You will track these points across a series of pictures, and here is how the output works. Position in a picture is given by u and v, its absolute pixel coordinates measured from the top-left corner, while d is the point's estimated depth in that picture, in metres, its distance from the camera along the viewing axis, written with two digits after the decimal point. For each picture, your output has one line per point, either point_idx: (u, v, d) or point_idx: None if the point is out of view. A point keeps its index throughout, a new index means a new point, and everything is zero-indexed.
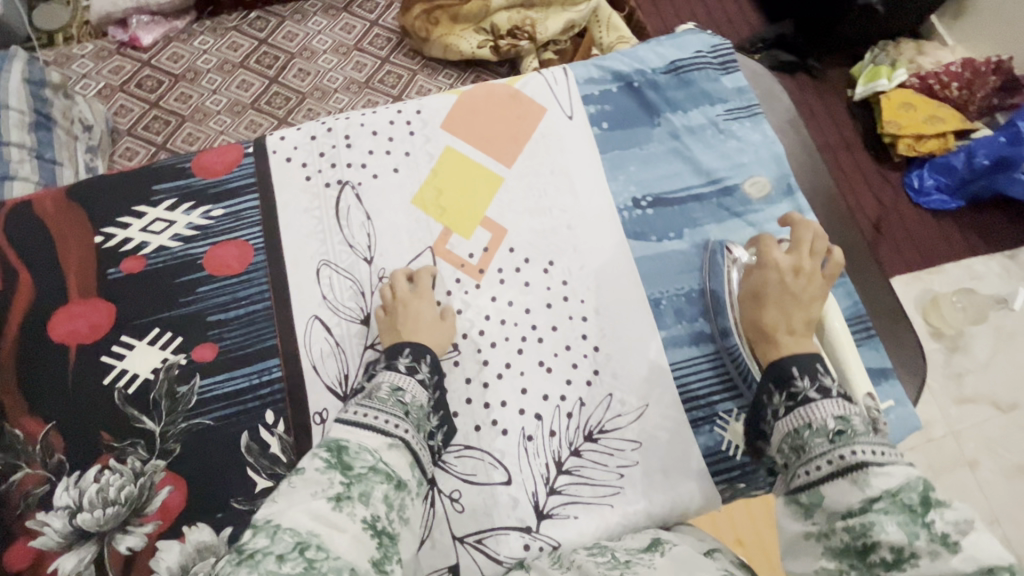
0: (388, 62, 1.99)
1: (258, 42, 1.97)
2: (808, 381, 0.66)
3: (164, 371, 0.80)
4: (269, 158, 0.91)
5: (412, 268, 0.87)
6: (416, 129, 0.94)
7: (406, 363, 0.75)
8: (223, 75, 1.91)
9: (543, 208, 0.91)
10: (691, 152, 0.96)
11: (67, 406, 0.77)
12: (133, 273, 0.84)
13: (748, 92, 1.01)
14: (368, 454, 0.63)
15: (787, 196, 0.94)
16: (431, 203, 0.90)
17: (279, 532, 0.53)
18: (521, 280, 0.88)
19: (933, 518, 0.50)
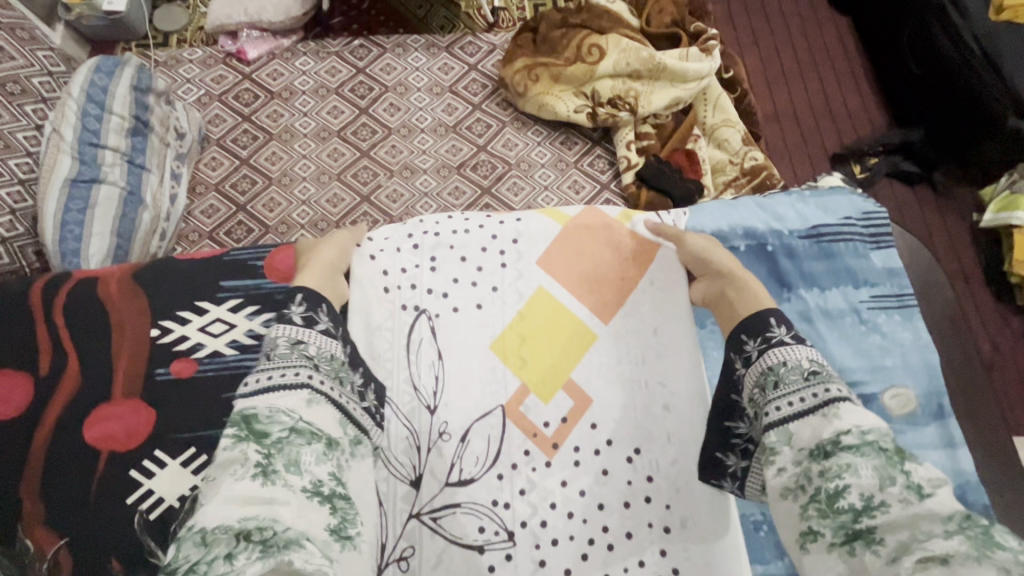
0: (480, 109, 1.91)
1: (356, 71, 1.94)
2: (783, 330, 0.70)
3: (190, 500, 0.72)
4: (346, 263, 0.82)
5: (477, 427, 0.76)
6: (509, 260, 0.84)
7: (302, 315, 0.71)
8: (316, 99, 1.88)
9: (637, 381, 0.79)
10: (822, 342, 0.81)
11: (85, 519, 0.71)
12: (181, 377, 0.77)
13: (901, 275, 0.85)
14: (284, 418, 0.60)
15: (936, 419, 0.78)
16: (511, 352, 0.80)
17: (208, 536, 0.49)
18: (599, 466, 0.75)
19: (910, 469, 0.54)
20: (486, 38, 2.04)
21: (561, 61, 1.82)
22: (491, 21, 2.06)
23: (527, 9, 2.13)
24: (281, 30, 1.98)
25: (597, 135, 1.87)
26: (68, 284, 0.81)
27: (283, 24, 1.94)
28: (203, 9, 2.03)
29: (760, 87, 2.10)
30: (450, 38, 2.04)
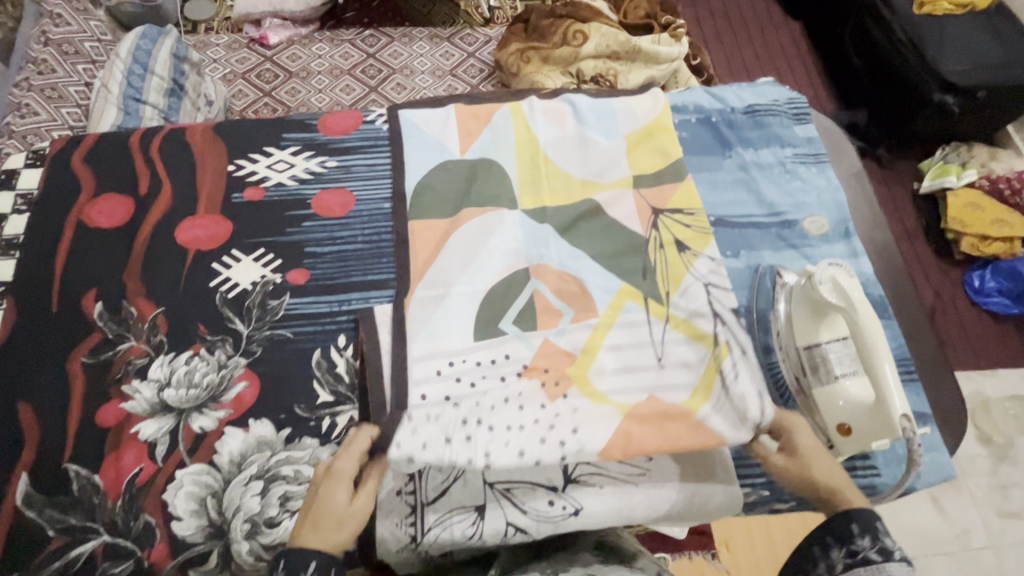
0: (478, 89, 2.18)
1: (367, 56, 2.21)
2: (869, 541, 0.67)
3: (260, 284, 0.91)
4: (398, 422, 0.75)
5: (512, 345, 0.84)
6: (527, 395, 0.79)
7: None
8: (331, 80, 2.13)
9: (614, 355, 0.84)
10: (756, 184, 1.04)
11: (175, 298, 0.89)
12: (252, 200, 0.97)
13: (818, 142, 1.09)
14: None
15: (844, 238, 1.00)
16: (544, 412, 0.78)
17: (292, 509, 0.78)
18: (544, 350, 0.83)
19: None
20: (482, 32, 2.33)
21: (549, 45, 2.08)
22: (488, 17, 2.37)
23: (518, 9, 2.43)
24: (300, 20, 2.25)
25: None
26: (159, 135, 1.01)
27: (302, 14, 2.21)
28: (229, 3, 2.31)
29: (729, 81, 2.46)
30: (450, 30, 2.32)
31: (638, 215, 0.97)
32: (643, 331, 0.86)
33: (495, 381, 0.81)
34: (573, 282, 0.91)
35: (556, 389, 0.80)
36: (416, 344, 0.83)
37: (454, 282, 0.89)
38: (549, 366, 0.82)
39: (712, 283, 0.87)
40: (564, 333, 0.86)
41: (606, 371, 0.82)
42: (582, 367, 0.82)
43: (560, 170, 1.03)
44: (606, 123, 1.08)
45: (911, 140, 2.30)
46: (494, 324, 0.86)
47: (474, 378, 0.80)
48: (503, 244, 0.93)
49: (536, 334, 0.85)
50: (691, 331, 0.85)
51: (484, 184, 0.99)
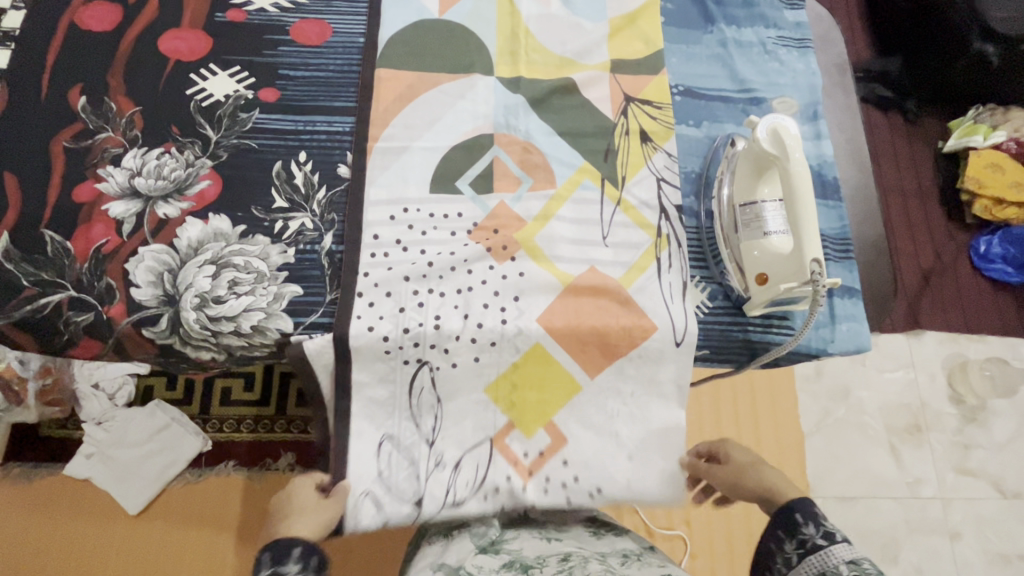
0: None
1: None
2: (813, 527, 0.72)
3: (233, 98, 0.95)
4: (355, 275, 0.87)
5: (463, 207, 0.92)
6: (473, 263, 0.88)
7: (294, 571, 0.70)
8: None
9: (561, 233, 0.91)
10: (733, 61, 1.03)
11: (153, 100, 0.94)
12: (234, 21, 1.00)
13: (806, 28, 1.07)
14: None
15: (810, 120, 0.99)
16: (492, 278, 0.88)
17: (239, 294, 0.85)
18: (486, 228, 0.91)
19: None
20: None
21: None
22: None
23: None
24: None
25: None
26: None
27: None
28: None
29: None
30: None
31: (610, 100, 0.99)
32: (597, 210, 0.93)
33: (445, 234, 0.90)
34: (536, 155, 0.96)
35: (504, 251, 0.89)
36: (374, 189, 0.92)
37: (419, 134, 0.95)
38: (497, 227, 0.91)
39: (664, 179, 0.95)
40: (518, 200, 0.93)
41: (552, 239, 0.90)
42: (529, 230, 0.91)
43: (539, 46, 1.02)
44: (592, 0, 1.05)
45: (941, 94, 2.19)
46: (450, 182, 0.93)
47: (425, 228, 0.90)
48: (471, 108, 0.98)
49: (491, 197, 0.92)
50: (638, 219, 0.93)
51: (460, 38, 1.02)
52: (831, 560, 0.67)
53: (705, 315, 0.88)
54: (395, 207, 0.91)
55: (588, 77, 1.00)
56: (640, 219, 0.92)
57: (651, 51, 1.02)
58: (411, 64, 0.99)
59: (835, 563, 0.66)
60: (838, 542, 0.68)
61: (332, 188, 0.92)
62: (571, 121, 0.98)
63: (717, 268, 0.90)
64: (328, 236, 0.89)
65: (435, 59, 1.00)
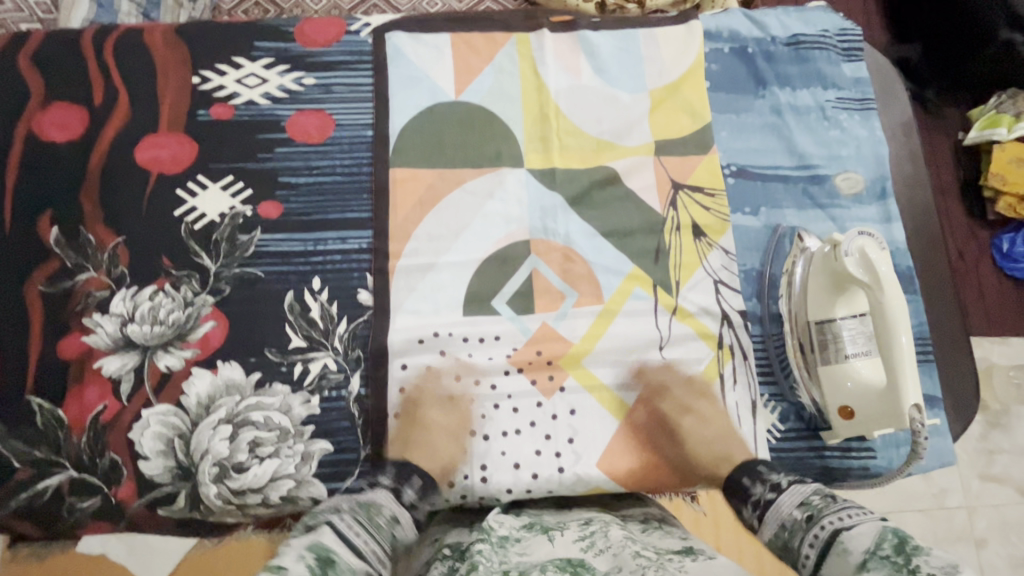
0: None
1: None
2: (762, 486, 0.70)
3: (229, 217, 0.83)
4: (389, 422, 0.78)
5: (502, 331, 0.83)
6: (518, 400, 0.80)
7: (408, 496, 0.70)
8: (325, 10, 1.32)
9: (612, 355, 0.82)
10: (789, 131, 0.92)
11: (137, 226, 0.82)
12: (220, 119, 0.86)
13: (866, 84, 0.95)
14: (350, 573, 0.53)
15: (878, 199, 0.89)
16: (540, 418, 0.80)
17: (261, 458, 0.75)
18: (527, 356, 0.82)
19: (916, 563, 0.50)
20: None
21: None
22: None
23: None
24: None
25: None
26: (114, 36, 0.88)
27: None
28: None
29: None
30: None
31: (656, 189, 0.89)
32: (652, 323, 0.84)
33: (485, 363, 0.81)
34: (579, 261, 0.86)
35: (551, 384, 0.81)
36: (403, 315, 0.82)
37: (447, 243, 0.85)
38: (541, 350, 0.82)
39: (721, 281, 0.85)
40: (563, 317, 0.84)
41: (601, 363, 0.82)
42: (577, 355, 0.82)
43: (572, 127, 0.90)
44: (627, 67, 0.92)
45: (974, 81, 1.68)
46: (485, 299, 0.83)
47: (461, 356, 0.81)
48: (502, 209, 0.87)
49: (533, 318, 0.83)
50: (697, 329, 0.83)
51: (480, 124, 0.89)
52: (785, 511, 0.65)
53: (778, 441, 0.80)
54: (426, 334, 0.82)
55: (630, 164, 0.89)
56: (700, 331, 0.83)
57: (698, 125, 0.91)
58: (429, 159, 0.87)
59: (788, 512, 0.64)
60: (785, 492, 0.67)
61: (354, 318, 0.81)
62: (613, 217, 0.88)
63: (787, 384, 0.82)
64: (356, 377, 0.80)
65: (456, 151, 0.88)
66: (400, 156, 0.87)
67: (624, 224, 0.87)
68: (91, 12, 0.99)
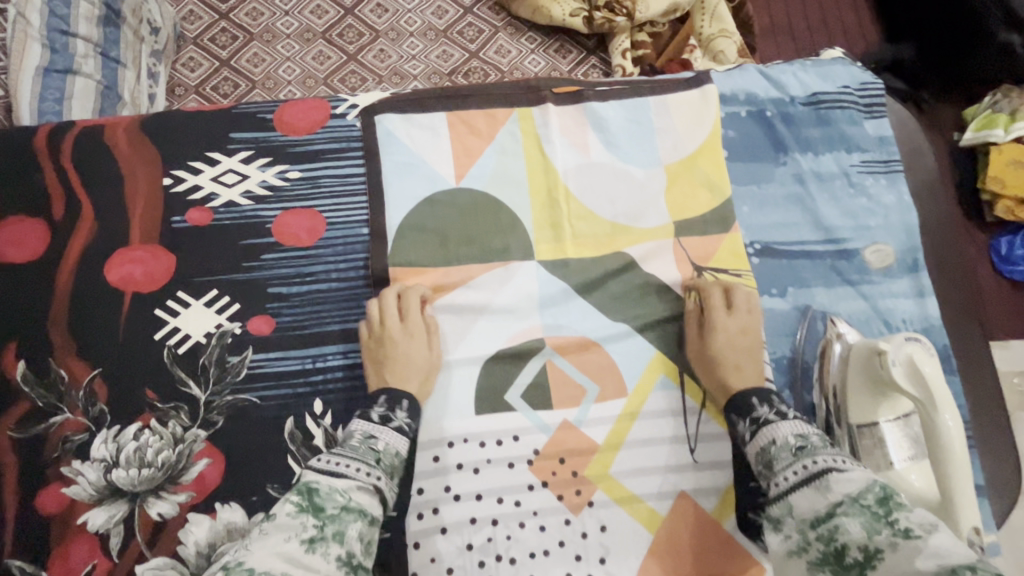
0: (472, 14, 1.33)
1: (343, 10, 1.30)
2: (766, 408, 0.71)
3: (217, 336, 0.75)
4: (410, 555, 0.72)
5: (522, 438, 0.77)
6: (544, 517, 0.74)
7: (380, 412, 0.71)
8: (302, 47, 1.26)
9: (641, 460, 0.77)
10: (813, 202, 0.86)
11: (115, 355, 0.74)
12: (198, 226, 0.78)
13: (891, 143, 0.89)
14: (340, 495, 0.60)
15: (909, 272, 0.85)
16: (569, 536, 0.74)
17: None
18: (551, 467, 0.76)
19: (898, 518, 0.52)
20: None
21: None
22: None
23: None
24: None
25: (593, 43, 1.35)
26: (72, 134, 0.80)
27: None
28: None
29: (785, 23, 1.57)
30: None
31: (677, 274, 0.83)
32: (681, 422, 0.78)
33: (505, 473, 0.75)
34: (598, 355, 0.80)
35: (578, 498, 0.76)
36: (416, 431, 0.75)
37: (455, 343, 0.78)
38: (564, 455, 0.76)
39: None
40: (585, 416, 0.78)
41: (629, 467, 0.77)
42: (602, 461, 0.77)
43: (584, 210, 0.84)
44: (638, 140, 0.86)
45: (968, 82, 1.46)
46: (500, 401, 0.77)
47: (478, 466, 0.75)
48: (514, 304, 0.80)
49: (551, 413, 0.77)
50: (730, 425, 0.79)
51: (485, 213, 0.82)
52: (780, 435, 0.67)
53: None
54: (439, 446, 0.75)
55: (648, 248, 0.83)
56: None
57: (718, 200, 0.85)
58: (433, 255, 0.80)
59: (783, 436, 0.67)
60: (784, 421, 0.68)
61: None
62: (635, 308, 0.82)
63: None
64: None
65: (461, 244, 0.81)
66: (400, 254, 0.80)
67: (647, 315, 0.81)
68: (46, 58, 1.03)
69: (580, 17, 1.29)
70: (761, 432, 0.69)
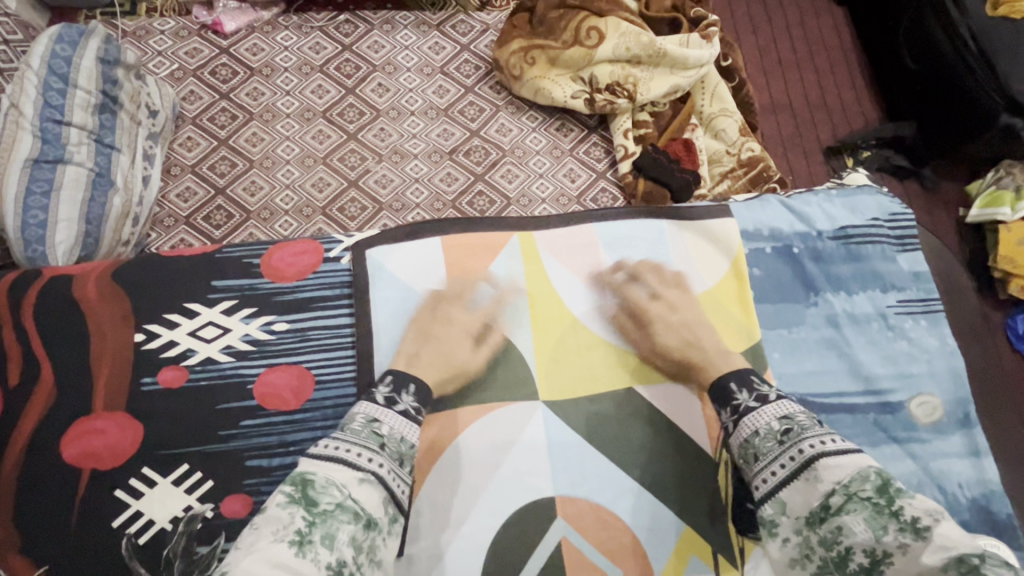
0: (473, 93, 1.26)
1: (344, 90, 1.22)
2: (746, 394, 0.69)
3: (184, 522, 0.66)
4: None
5: None
6: None
7: (385, 394, 0.66)
8: (301, 125, 1.17)
9: None
10: (850, 348, 0.79)
11: (64, 548, 0.64)
12: (171, 388, 0.70)
13: (927, 279, 0.83)
14: (336, 489, 0.54)
15: (961, 427, 0.76)
16: None
17: None
18: None
19: (900, 506, 0.52)
20: (479, 14, 1.34)
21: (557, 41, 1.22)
22: None
23: None
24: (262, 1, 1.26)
25: (594, 121, 1.27)
26: (40, 281, 0.73)
27: None
28: None
29: (784, 99, 1.48)
30: (446, 54, 1.28)
31: (703, 426, 0.74)
32: None
33: None
34: (620, 531, 0.70)
35: None
36: None
37: (459, 519, 0.69)
38: None
39: None
40: None
41: None
42: None
43: (595, 354, 0.76)
44: (654, 274, 0.80)
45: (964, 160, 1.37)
46: None
47: None
48: (522, 468, 0.71)
49: None
50: None
51: (492, 369, 0.74)
52: (763, 420, 0.65)
53: None
54: None
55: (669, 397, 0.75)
56: None
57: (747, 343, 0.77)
58: (435, 416, 0.72)
59: (766, 421, 0.64)
60: (769, 403, 0.66)
61: None
62: (661, 475, 0.72)
63: None
64: None
65: (466, 403, 0.73)
66: None
67: (676, 480, 0.72)
68: (37, 148, 0.94)
69: (581, 98, 1.21)
70: (743, 422, 0.66)
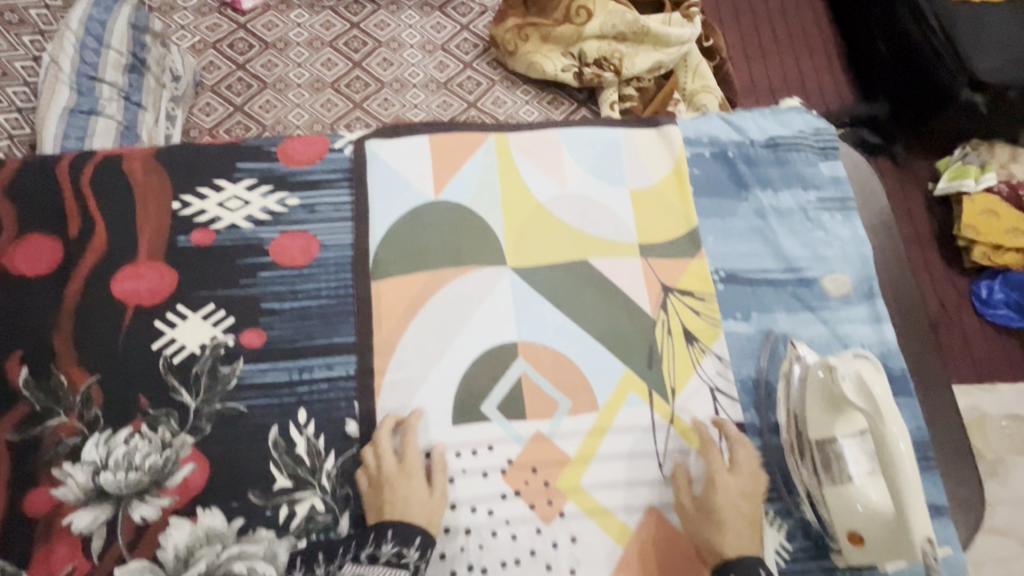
0: (470, 68, 1.40)
1: (352, 64, 1.37)
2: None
3: (210, 348, 0.80)
4: None
5: (494, 448, 0.79)
6: (516, 527, 0.76)
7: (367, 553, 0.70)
8: (311, 95, 1.32)
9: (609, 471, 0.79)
10: (774, 234, 0.93)
11: (110, 364, 0.78)
12: (201, 245, 0.85)
13: (845, 182, 0.97)
14: None
15: (866, 299, 0.90)
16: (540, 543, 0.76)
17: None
18: (521, 478, 0.78)
19: None
20: None
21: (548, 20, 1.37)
22: None
23: None
24: None
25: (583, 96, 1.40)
26: (93, 161, 0.88)
27: None
28: None
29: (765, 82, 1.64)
30: (448, 31, 1.44)
31: (646, 289, 0.88)
32: (650, 438, 0.81)
33: (477, 479, 0.78)
34: (570, 370, 0.84)
35: (550, 508, 0.77)
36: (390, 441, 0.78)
37: (436, 355, 0.82)
38: (536, 465, 0.79)
39: (717, 388, 0.84)
40: (558, 427, 0.81)
41: (599, 480, 0.79)
42: (573, 473, 0.79)
43: (556, 232, 0.90)
44: (608, 171, 0.94)
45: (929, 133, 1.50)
46: (475, 410, 0.81)
47: (453, 475, 0.78)
48: (490, 318, 0.85)
49: (525, 425, 0.80)
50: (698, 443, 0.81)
51: (468, 239, 0.89)
52: None
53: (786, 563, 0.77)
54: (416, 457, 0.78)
55: (617, 265, 0.89)
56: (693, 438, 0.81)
57: (685, 227, 0.92)
58: (419, 275, 0.86)
59: None
60: None
61: (343, 452, 0.77)
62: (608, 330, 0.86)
63: (792, 499, 0.79)
64: (344, 518, 0.74)
65: (445, 265, 0.87)
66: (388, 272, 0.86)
67: (619, 334, 0.86)
68: (73, 99, 1.08)
69: (571, 72, 1.35)
70: None
